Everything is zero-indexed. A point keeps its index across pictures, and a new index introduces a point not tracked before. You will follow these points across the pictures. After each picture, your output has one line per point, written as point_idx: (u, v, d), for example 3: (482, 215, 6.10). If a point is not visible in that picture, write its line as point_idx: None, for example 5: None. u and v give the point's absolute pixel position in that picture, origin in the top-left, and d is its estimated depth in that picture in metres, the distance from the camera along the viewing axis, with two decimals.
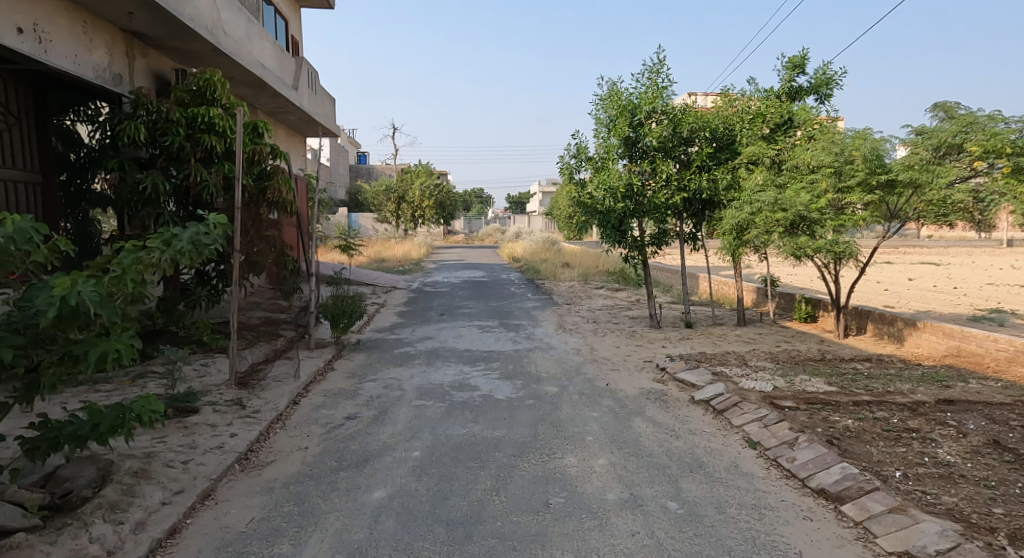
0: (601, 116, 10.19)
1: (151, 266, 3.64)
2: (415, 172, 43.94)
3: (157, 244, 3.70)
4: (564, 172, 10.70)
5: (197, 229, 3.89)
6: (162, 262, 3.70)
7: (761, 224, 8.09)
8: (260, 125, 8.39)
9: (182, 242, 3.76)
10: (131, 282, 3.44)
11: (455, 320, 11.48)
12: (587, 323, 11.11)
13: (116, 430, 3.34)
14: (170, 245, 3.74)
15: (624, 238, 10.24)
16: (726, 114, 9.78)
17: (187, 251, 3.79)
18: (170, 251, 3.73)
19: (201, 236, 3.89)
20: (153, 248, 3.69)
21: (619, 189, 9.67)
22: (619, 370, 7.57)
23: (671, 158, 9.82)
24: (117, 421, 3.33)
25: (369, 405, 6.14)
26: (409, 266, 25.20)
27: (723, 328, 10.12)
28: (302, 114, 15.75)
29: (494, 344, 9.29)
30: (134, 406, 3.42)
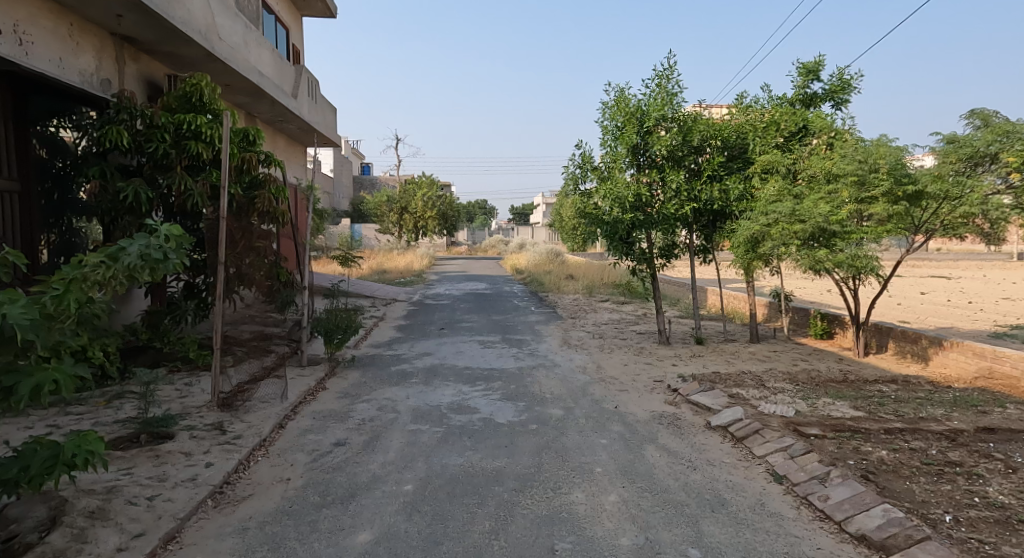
0: (607, 123, 9.83)
1: (98, 283, 3.21)
2: (418, 183, 43.66)
3: (101, 259, 3.24)
4: (569, 182, 10.32)
5: (146, 239, 3.36)
6: (112, 279, 3.27)
7: (778, 237, 7.65)
8: (252, 132, 8.06)
9: (130, 256, 3.26)
10: (72, 303, 3.06)
11: (456, 335, 11.06)
12: (593, 339, 10.68)
13: (46, 474, 3.00)
14: (115, 261, 3.26)
15: (631, 251, 9.81)
16: (739, 122, 9.42)
17: (137, 267, 3.30)
18: (118, 267, 3.26)
19: (153, 247, 3.37)
20: (97, 264, 3.23)
21: (627, 199, 9.26)
22: (628, 391, 7.14)
23: (681, 168, 9.42)
24: (48, 464, 3.00)
25: (360, 430, 5.71)
26: (411, 277, 24.82)
27: (736, 345, 9.68)
28: (302, 123, 15.44)
29: (496, 361, 8.86)
30: (68, 447, 3.08)
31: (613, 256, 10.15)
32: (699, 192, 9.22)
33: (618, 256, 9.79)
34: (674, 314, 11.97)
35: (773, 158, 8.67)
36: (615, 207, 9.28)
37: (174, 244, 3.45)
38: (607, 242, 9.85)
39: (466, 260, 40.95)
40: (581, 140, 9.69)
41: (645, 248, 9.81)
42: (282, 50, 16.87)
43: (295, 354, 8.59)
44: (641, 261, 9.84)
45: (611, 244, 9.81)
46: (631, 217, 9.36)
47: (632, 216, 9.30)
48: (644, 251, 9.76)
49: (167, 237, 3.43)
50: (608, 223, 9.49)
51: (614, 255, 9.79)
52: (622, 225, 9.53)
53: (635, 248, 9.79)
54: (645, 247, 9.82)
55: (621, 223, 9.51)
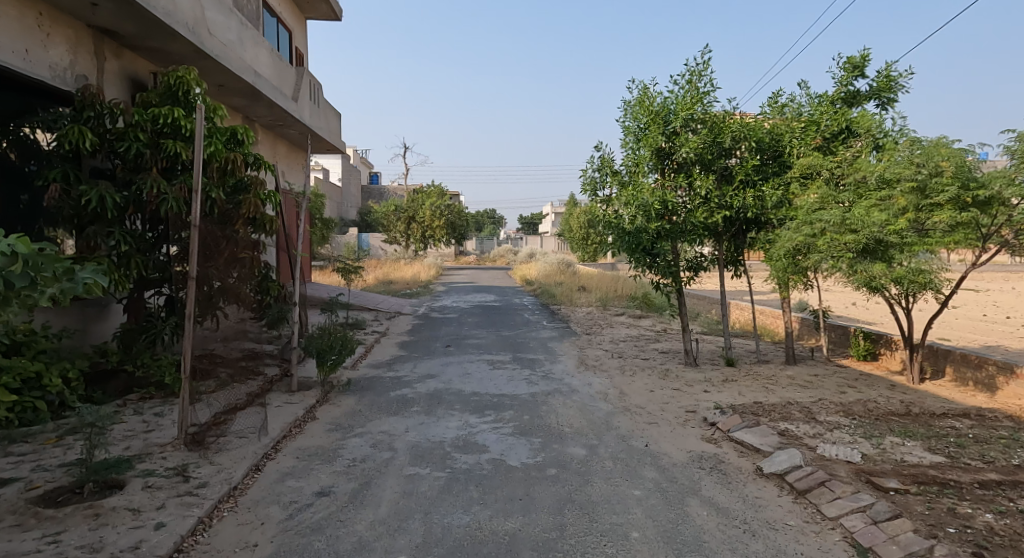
0: (629, 124, 9.03)
1: None
2: (426, 193, 42.95)
3: None
4: (587, 189, 9.51)
5: None
6: None
7: (826, 248, 6.77)
8: (239, 131, 7.38)
9: None
10: None
11: (463, 353, 10.21)
12: (612, 359, 9.81)
13: None
14: None
15: (655, 262, 8.91)
16: (774, 122, 8.60)
17: None
18: None
19: None
20: None
21: (651, 206, 8.42)
22: (658, 425, 6.27)
23: (710, 173, 8.59)
24: None
25: (350, 475, 4.88)
26: (418, 289, 24.10)
27: (771, 368, 8.78)
28: (302, 128, 14.72)
29: (507, 384, 8.01)
30: None
31: (635, 269, 9.23)
32: (731, 199, 8.39)
33: (642, 269, 8.89)
34: (699, 331, 11.09)
35: (816, 160, 7.80)
36: (637, 215, 8.42)
37: (24, 263, 2.70)
38: (629, 253, 8.97)
39: (475, 270, 40.14)
40: (600, 142, 8.89)
41: (671, 259, 8.91)
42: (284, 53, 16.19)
43: (286, 378, 7.75)
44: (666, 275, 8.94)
45: (633, 256, 8.92)
46: (656, 226, 8.49)
47: (656, 224, 8.44)
48: (671, 263, 8.85)
49: (12, 255, 2.68)
50: (630, 232, 8.63)
51: (636, 268, 8.90)
52: (645, 235, 8.65)
53: (661, 260, 8.88)
54: (671, 258, 8.93)
55: (644, 232, 8.64)
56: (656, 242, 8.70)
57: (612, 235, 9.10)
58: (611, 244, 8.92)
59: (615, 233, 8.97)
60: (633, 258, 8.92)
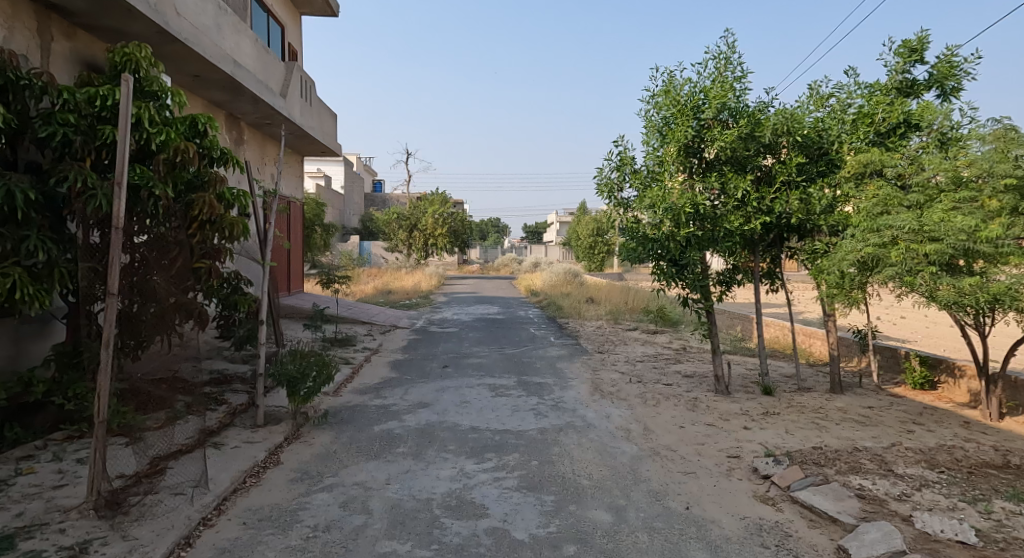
0: (652, 117, 7.91)
1: None
2: (429, 200, 41.82)
3: None
4: (603, 191, 8.41)
5: None
6: None
7: (898, 260, 5.64)
8: (200, 119, 6.28)
9: None
10: None
11: (462, 376, 9.08)
12: (630, 385, 8.66)
13: None
14: None
15: (683, 275, 7.76)
16: (819, 115, 7.48)
17: None
18: None
19: None
20: None
21: (680, 210, 7.32)
22: (696, 475, 5.13)
23: (747, 173, 7.49)
24: None
25: (306, 554, 3.74)
26: (418, 299, 23.01)
27: (815, 399, 7.62)
28: (292, 127, 13.64)
29: (512, 417, 6.86)
30: None
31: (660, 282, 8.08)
32: (771, 202, 7.30)
33: (668, 283, 7.74)
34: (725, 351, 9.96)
35: (875, 156, 6.68)
36: (664, 220, 7.31)
37: None
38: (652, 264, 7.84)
39: (478, 279, 39.07)
40: (620, 136, 7.79)
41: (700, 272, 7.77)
42: (275, 48, 15.14)
43: (251, 410, 6.58)
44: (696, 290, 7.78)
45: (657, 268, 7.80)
46: (685, 233, 7.38)
47: (686, 231, 7.33)
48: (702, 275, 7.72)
49: None
50: (655, 240, 7.51)
51: (661, 282, 7.75)
52: (671, 243, 7.53)
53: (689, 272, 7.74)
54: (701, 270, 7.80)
55: (671, 240, 7.52)
56: (684, 252, 7.57)
57: (633, 244, 7.98)
58: (632, 253, 7.80)
59: (637, 240, 7.85)
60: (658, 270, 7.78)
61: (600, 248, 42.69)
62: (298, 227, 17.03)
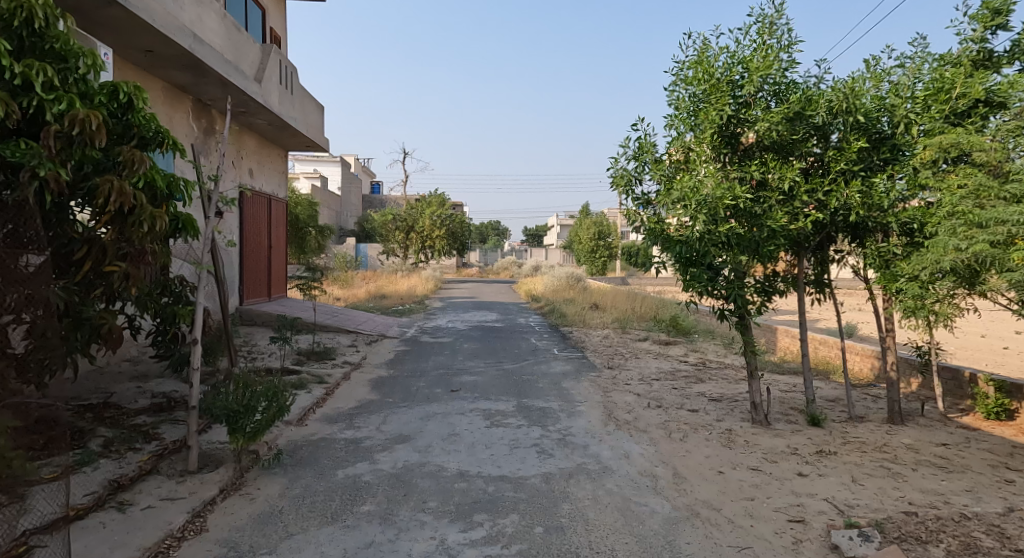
0: (679, 96, 6.69)
1: None
2: (427, 202, 40.61)
3: None
4: (619, 185, 7.16)
5: None
6: None
7: (1016, 266, 4.39)
8: (122, 89, 5.04)
9: None
10: None
11: (453, 399, 7.83)
12: (649, 411, 7.42)
13: None
14: None
15: (716, 283, 6.50)
16: (882, 93, 6.25)
17: None
18: None
19: None
20: None
21: (716, 205, 6.08)
22: (755, 551, 3.86)
23: (794, 161, 6.27)
24: None
25: None
26: (412, 305, 21.73)
27: (873, 433, 6.39)
28: (270, 116, 12.38)
29: (510, 457, 5.61)
30: None
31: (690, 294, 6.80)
32: (825, 196, 6.09)
33: (700, 295, 6.46)
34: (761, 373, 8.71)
35: (958, 137, 5.44)
36: (697, 217, 6.05)
37: None
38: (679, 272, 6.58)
39: (477, 283, 37.87)
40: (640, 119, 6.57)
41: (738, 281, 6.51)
42: (255, 31, 13.90)
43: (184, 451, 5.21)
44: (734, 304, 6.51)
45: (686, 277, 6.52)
46: (723, 233, 6.12)
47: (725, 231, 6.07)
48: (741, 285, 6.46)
49: None
50: (686, 243, 6.24)
51: (691, 295, 6.47)
52: (706, 246, 6.26)
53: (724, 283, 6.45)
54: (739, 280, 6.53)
55: (705, 242, 6.26)
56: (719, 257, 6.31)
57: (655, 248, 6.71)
58: (655, 259, 6.52)
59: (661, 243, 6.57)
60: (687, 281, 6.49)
61: (602, 251, 41.58)
62: (281, 229, 15.80)
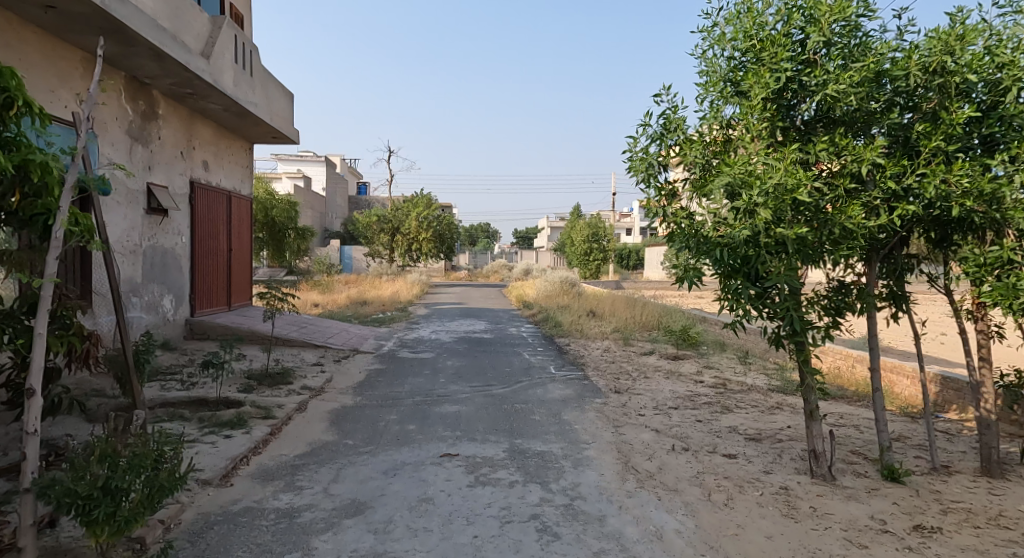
0: (719, 57, 5.25)
1: None
2: (413, 202, 38.99)
3: None
4: (638, 174, 5.63)
5: None
6: None
7: None
8: None
9: None
10: None
11: (428, 441, 6.24)
12: (676, 457, 5.88)
13: None
14: None
15: (770, 299, 4.96)
16: (987, 47, 4.79)
17: None
18: None
19: None
20: None
21: (783, 194, 4.57)
22: None
23: (873, 138, 4.82)
24: None
25: None
26: (396, 312, 20.08)
27: (975, 494, 4.88)
28: (223, 99, 10.74)
29: (500, 544, 4.04)
30: None
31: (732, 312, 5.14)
32: (918, 181, 4.63)
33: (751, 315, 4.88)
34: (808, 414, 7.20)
35: None
36: (760, 211, 4.53)
37: None
38: (724, 286, 5.04)
39: (466, 287, 36.28)
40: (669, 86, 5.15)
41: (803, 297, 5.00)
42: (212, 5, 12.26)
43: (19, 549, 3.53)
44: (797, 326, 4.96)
45: (733, 292, 4.99)
46: (788, 234, 4.61)
47: (797, 230, 4.54)
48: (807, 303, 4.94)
49: None
50: (739, 246, 4.71)
51: (741, 316, 4.92)
52: (764, 251, 4.74)
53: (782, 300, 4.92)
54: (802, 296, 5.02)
55: (763, 245, 4.74)
56: (778, 266, 4.80)
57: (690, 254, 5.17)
58: (695, 269, 4.97)
59: (700, 249, 5.03)
60: (737, 298, 4.94)
61: (596, 255, 40.15)
62: (244, 231, 14.14)
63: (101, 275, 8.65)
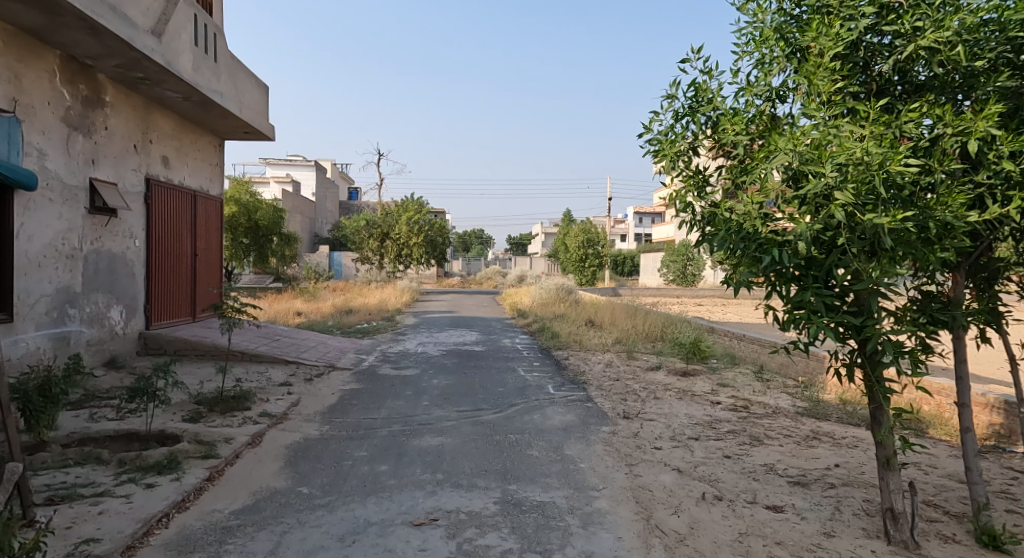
0: (767, 7, 4.12)
1: None
2: (403, 207, 37.82)
3: None
4: (663, 156, 4.58)
5: None
6: None
7: None
8: None
9: None
10: None
11: (400, 490, 5.06)
12: (709, 511, 4.72)
13: None
14: None
15: (844, 315, 3.70)
16: None
17: None
18: None
19: None
20: None
21: (867, 171, 3.41)
22: None
23: (979, 104, 3.64)
24: None
25: None
26: (381, 322, 18.87)
27: None
28: (179, 85, 9.55)
29: None
30: None
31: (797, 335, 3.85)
32: None
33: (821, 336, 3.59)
34: (855, 452, 6.06)
35: None
36: (839, 194, 3.39)
37: None
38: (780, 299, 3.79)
39: (457, 294, 35.10)
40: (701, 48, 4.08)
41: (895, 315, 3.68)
42: None
43: None
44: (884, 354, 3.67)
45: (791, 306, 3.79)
46: (875, 227, 3.41)
47: (887, 221, 3.36)
48: (902, 322, 3.63)
49: None
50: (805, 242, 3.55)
51: (806, 338, 3.67)
52: (838, 250, 3.56)
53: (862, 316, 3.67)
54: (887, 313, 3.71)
55: (837, 242, 3.57)
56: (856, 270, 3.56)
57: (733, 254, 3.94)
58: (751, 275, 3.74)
59: (750, 251, 3.82)
60: (797, 313, 3.72)
61: (591, 260, 39.05)
62: (213, 235, 12.96)
63: (26, 283, 7.45)
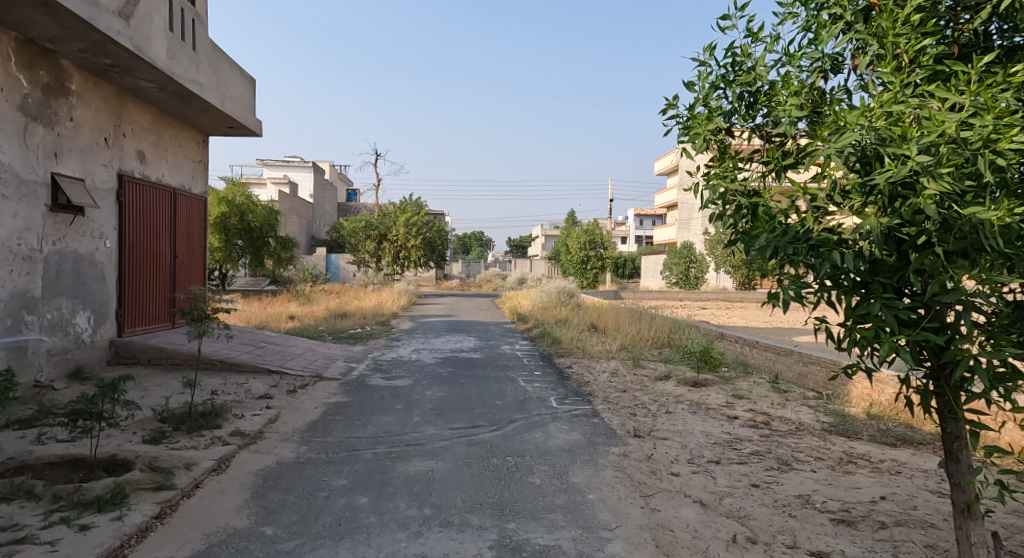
0: None
1: None
2: (402, 208, 37.13)
3: None
4: (696, 135, 3.98)
5: None
6: None
7: None
8: None
9: None
10: None
11: (380, 531, 4.34)
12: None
13: None
14: None
15: (923, 334, 3.01)
16: None
17: None
18: None
19: None
20: None
21: (964, 151, 2.71)
22: None
23: None
24: None
25: None
26: (376, 327, 18.10)
27: None
28: (152, 73, 8.84)
29: None
30: None
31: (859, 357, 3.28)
32: None
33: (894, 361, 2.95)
34: (900, 482, 5.35)
35: None
36: (927, 184, 2.69)
37: None
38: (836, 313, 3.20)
39: (455, 297, 34.32)
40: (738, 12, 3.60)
41: (988, 333, 2.96)
42: None
43: None
44: (974, 381, 2.99)
45: (854, 321, 3.12)
46: (974, 223, 2.69)
47: (991, 216, 2.63)
48: (996, 342, 2.91)
49: None
50: (874, 242, 2.90)
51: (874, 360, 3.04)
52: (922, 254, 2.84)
53: (945, 333, 2.99)
54: (977, 331, 3.00)
55: (919, 243, 2.87)
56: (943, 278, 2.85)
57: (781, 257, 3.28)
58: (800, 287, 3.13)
59: (802, 254, 3.16)
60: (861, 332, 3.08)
61: (593, 263, 38.32)
62: (196, 235, 12.27)
63: None
